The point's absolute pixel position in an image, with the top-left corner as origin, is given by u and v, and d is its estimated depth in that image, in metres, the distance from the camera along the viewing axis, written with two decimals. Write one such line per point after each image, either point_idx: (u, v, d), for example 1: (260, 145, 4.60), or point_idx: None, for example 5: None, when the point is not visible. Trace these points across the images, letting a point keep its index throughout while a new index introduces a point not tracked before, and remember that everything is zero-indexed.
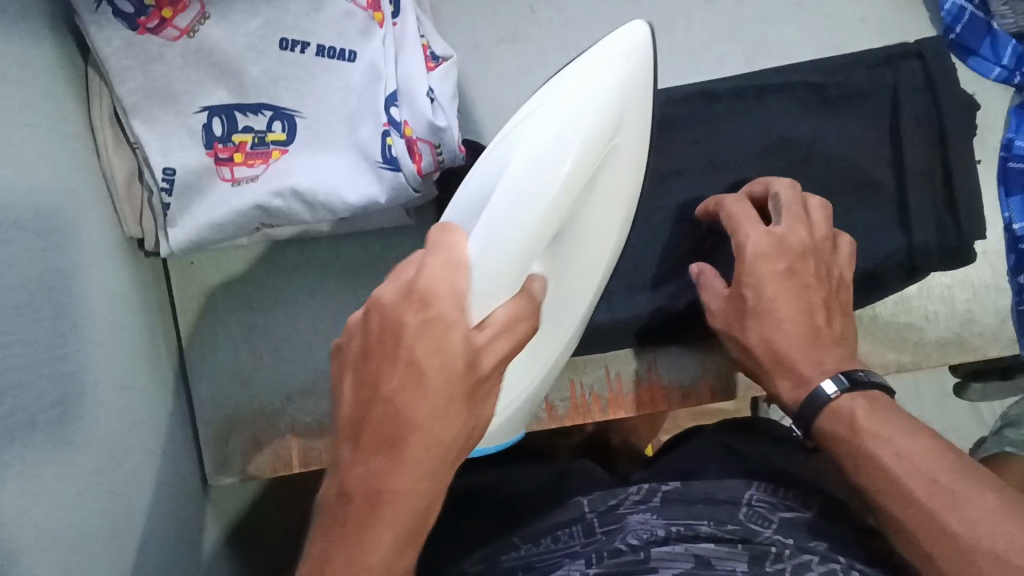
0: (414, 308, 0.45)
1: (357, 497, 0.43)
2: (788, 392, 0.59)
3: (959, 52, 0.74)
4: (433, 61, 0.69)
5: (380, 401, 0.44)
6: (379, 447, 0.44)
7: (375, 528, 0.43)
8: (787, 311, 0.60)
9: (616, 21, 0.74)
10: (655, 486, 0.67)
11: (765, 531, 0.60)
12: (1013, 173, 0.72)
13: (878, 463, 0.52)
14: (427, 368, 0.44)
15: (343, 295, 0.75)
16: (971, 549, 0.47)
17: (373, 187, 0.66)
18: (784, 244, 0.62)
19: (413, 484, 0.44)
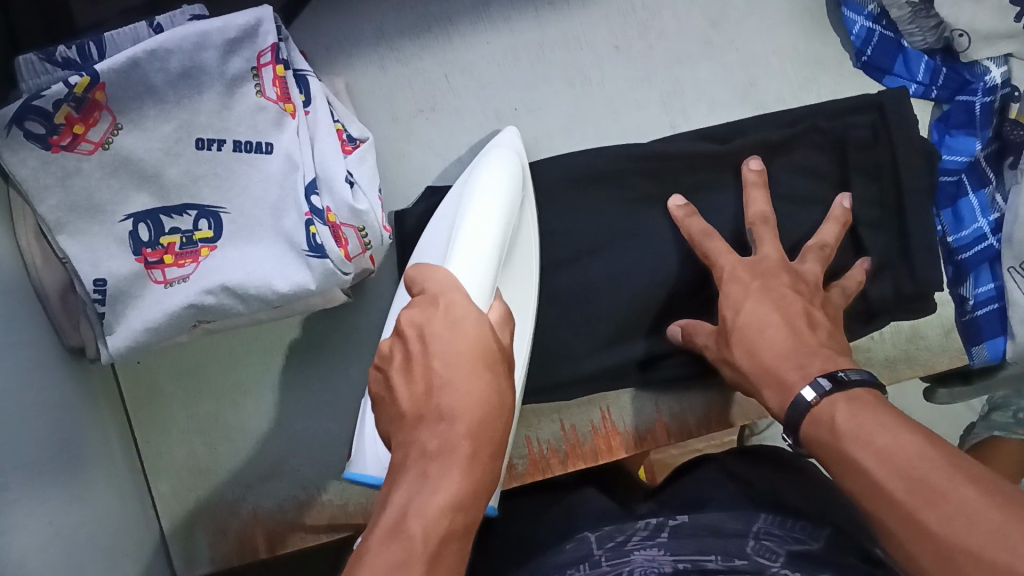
0: (449, 346, 0.46)
1: (387, 525, 0.41)
2: (773, 404, 0.57)
3: (874, 73, 0.75)
4: (350, 143, 0.69)
5: (416, 443, 0.44)
6: (416, 478, 0.42)
7: (410, 540, 0.40)
8: (768, 320, 0.60)
9: (532, 77, 0.74)
10: (665, 520, 0.66)
11: (776, 564, 0.57)
12: (942, 187, 0.72)
13: (859, 466, 0.48)
14: (455, 397, 0.44)
15: (295, 378, 0.76)
16: (952, 550, 0.42)
17: (302, 275, 0.65)
18: (762, 261, 0.64)
19: (448, 502, 0.41)
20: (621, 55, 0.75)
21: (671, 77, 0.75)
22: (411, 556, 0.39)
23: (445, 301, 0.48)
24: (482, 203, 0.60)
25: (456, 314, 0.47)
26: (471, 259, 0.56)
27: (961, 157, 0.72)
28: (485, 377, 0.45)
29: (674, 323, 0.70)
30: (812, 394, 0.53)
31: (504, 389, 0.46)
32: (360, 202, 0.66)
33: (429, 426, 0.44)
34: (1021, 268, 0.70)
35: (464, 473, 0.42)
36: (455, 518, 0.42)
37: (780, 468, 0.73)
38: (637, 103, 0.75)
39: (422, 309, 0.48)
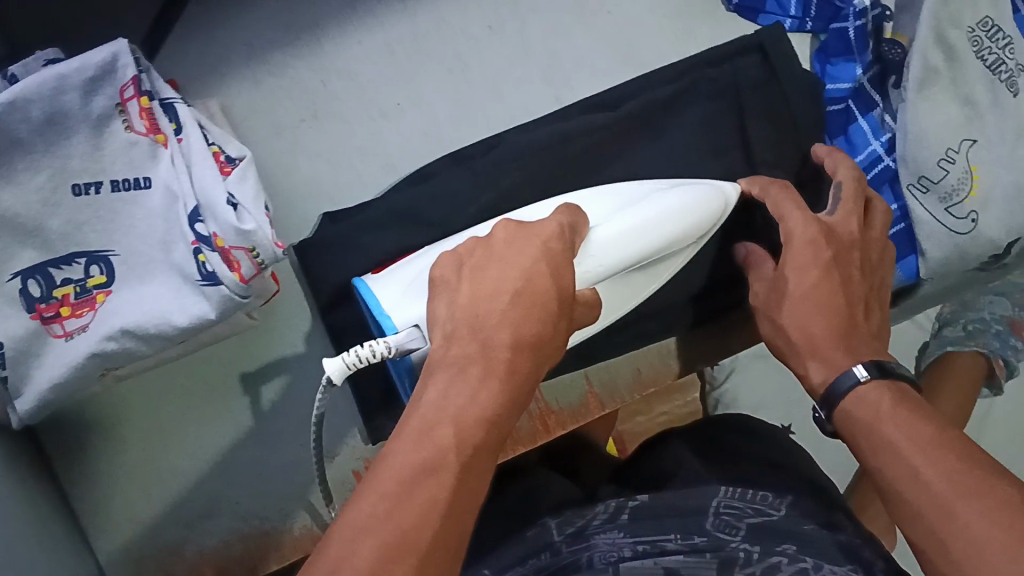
0: (505, 267, 0.49)
1: (418, 426, 0.43)
2: (815, 377, 0.58)
3: (748, 13, 0.75)
4: (229, 164, 0.66)
5: (460, 343, 0.47)
6: (451, 379, 0.45)
7: (437, 446, 0.42)
8: (803, 303, 0.60)
9: (410, 71, 0.73)
10: (626, 500, 0.65)
11: (734, 540, 0.58)
12: (832, 117, 0.72)
13: (895, 453, 0.50)
14: (500, 316, 0.47)
15: (218, 411, 0.74)
16: (936, 518, 0.46)
17: (200, 305, 0.64)
18: (794, 246, 0.60)
19: (483, 414, 0.44)
20: (495, 35, 0.73)
21: (549, 51, 0.74)
22: (445, 460, 0.42)
23: (540, 236, 0.51)
24: (649, 223, 0.58)
25: (534, 247, 0.50)
26: (602, 258, 0.56)
27: (844, 83, 0.72)
28: (539, 315, 0.48)
29: (744, 244, 0.66)
30: (848, 382, 0.56)
31: (558, 328, 0.49)
32: (245, 223, 0.63)
33: (477, 331, 0.47)
34: (919, 183, 0.71)
35: (500, 385, 0.45)
36: (487, 431, 0.44)
37: (743, 438, 0.76)
38: (519, 82, 0.74)
39: (514, 230, 0.51)
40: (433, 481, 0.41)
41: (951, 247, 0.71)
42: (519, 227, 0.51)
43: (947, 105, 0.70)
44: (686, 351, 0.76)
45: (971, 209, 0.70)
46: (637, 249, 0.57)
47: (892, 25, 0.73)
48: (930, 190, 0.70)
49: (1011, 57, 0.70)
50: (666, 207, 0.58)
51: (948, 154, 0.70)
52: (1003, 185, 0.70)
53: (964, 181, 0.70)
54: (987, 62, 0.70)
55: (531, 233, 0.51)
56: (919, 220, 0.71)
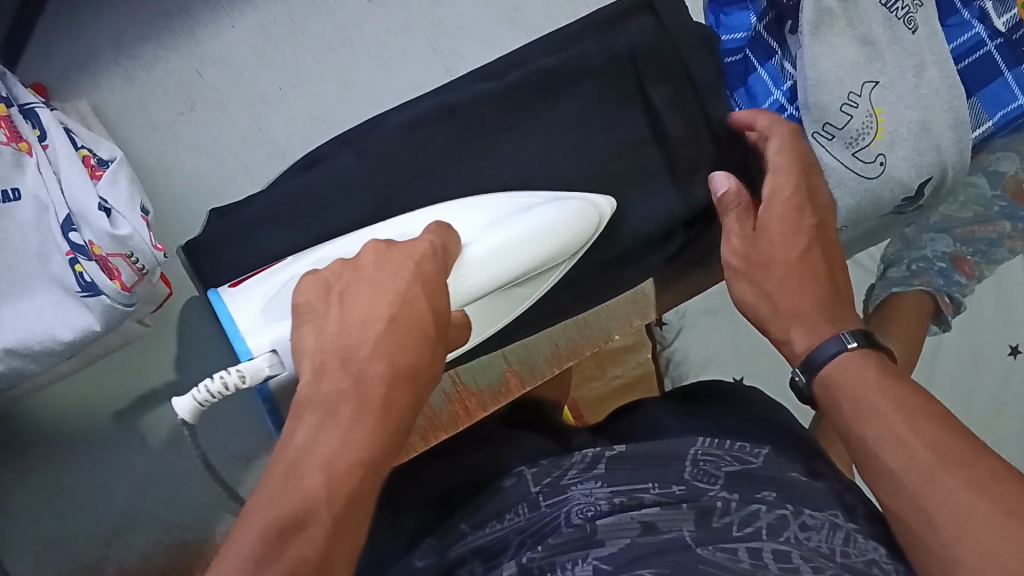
0: (375, 296, 0.46)
1: (283, 472, 0.40)
2: (798, 341, 0.54)
3: None
4: (100, 167, 0.63)
5: (332, 382, 0.43)
6: (316, 420, 0.42)
7: (302, 496, 0.39)
8: (790, 265, 0.55)
9: (289, 53, 0.70)
10: (601, 452, 0.56)
11: (712, 489, 0.48)
12: (731, 68, 0.72)
13: (884, 420, 0.46)
14: (370, 339, 0.44)
15: (124, 423, 0.72)
16: (919, 487, 0.43)
17: (84, 318, 0.61)
18: (784, 209, 0.56)
19: (356, 458, 0.41)
20: (375, 8, 0.71)
21: (433, 21, 0.71)
22: (314, 510, 0.39)
23: (411, 258, 0.49)
24: (527, 241, 0.57)
25: (405, 271, 0.48)
26: (485, 273, 0.55)
27: (740, 33, 0.72)
28: (415, 350, 0.45)
29: (726, 174, 0.59)
30: (832, 349, 0.51)
31: (434, 359, 0.47)
32: (120, 228, 0.61)
33: (346, 366, 0.44)
34: (824, 130, 0.70)
35: (375, 427, 0.42)
36: (364, 476, 0.41)
37: (718, 403, 0.69)
38: (405, 53, 0.71)
39: (384, 252, 0.49)
40: (299, 539, 0.38)
41: (862, 193, 0.70)
42: (393, 247, 0.49)
43: (846, 46, 0.68)
44: (603, 321, 0.74)
45: (878, 152, 0.68)
46: (510, 268, 0.56)
47: None
48: (836, 136, 0.69)
49: None
50: (544, 224, 0.57)
51: (851, 98, 0.68)
52: (909, 124, 0.68)
53: (870, 125, 0.68)
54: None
55: (394, 251, 0.49)
56: (829, 165, 0.70)
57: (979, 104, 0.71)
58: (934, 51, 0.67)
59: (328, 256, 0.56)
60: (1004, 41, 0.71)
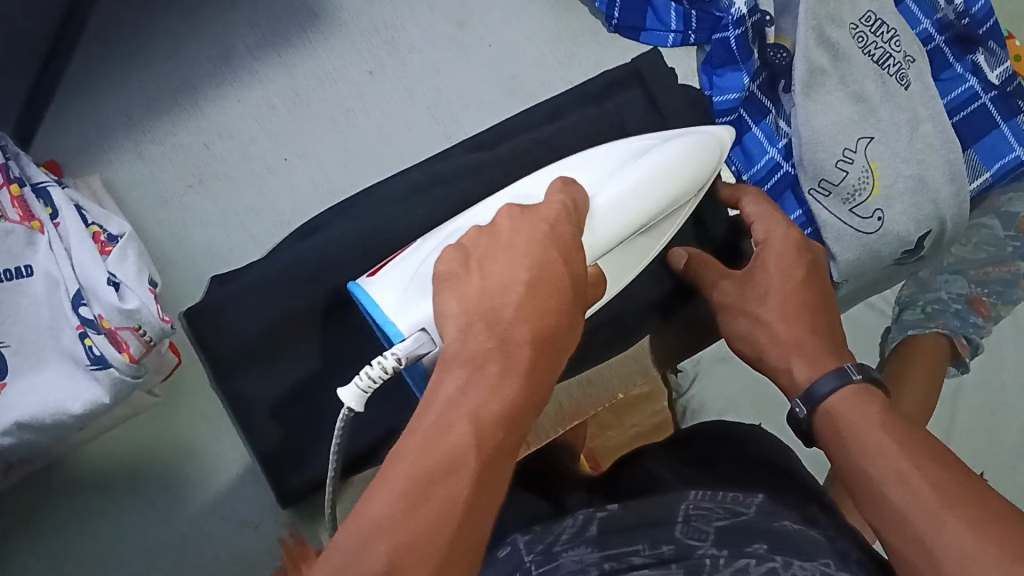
0: (511, 255, 0.43)
1: (436, 420, 0.38)
2: (799, 376, 0.53)
3: (630, 33, 0.75)
4: (110, 242, 0.64)
5: (473, 341, 0.40)
6: (474, 371, 0.39)
7: (451, 447, 0.37)
8: (781, 305, 0.56)
9: (292, 124, 0.72)
10: (593, 512, 0.56)
11: (701, 546, 0.49)
12: (725, 129, 0.71)
13: (887, 460, 0.45)
14: (526, 297, 0.42)
15: (132, 490, 0.71)
16: (923, 524, 0.42)
17: (92, 391, 0.62)
18: (782, 252, 0.57)
19: (502, 411, 0.39)
20: (377, 79, 0.73)
21: (433, 90, 0.73)
22: (459, 462, 0.36)
23: (549, 219, 0.45)
24: (658, 176, 0.53)
25: (540, 228, 0.44)
26: (620, 207, 0.51)
27: (733, 93, 0.72)
28: (564, 296, 0.43)
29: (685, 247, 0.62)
30: (831, 385, 0.51)
31: (579, 308, 0.44)
32: (129, 301, 0.62)
33: (493, 319, 0.41)
34: (821, 186, 0.69)
35: (520, 386, 0.40)
36: (506, 432, 0.39)
37: (721, 447, 0.67)
38: (407, 122, 0.73)
39: (518, 214, 0.45)
40: (450, 482, 0.36)
41: (860, 247, 0.69)
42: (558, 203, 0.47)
43: (841, 104, 0.69)
44: (602, 369, 0.74)
45: (876, 207, 0.69)
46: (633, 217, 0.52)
47: (773, 30, 0.72)
48: (832, 192, 0.69)
49: (898, 49, 0.70)
50: (665, 166, 0.53)
51: (846, 154, 0.68)
52: (904, 179, 0.68)
53: (866, 180, 0.68)
54: (875, 57, 0.70)
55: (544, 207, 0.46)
56: (827, 219, 0.69)
57: (976, 155, 0.71)
58: (928, 105, 0.69)
59: (456, 231, 0.53)
60: (998, 93, 0.71)
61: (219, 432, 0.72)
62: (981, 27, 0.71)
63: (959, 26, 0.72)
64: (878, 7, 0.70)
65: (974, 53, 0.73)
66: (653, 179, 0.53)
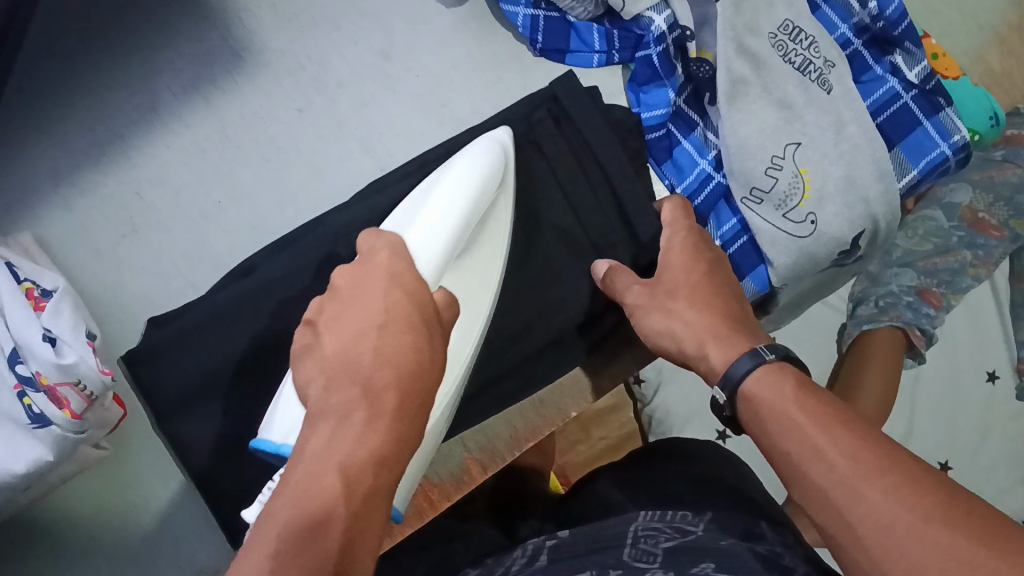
0: (360, 304, 0.43)
1: (301, 479, 0.38)
2: (715, 359, 0.57)
3: (554, 56, 0.76)
4: (44, 298, 0.64)
5: (341, 392, 0.40)
6: (337, 420, 0.39)
7: (322, 497, 0.36)
8: (694, 301, 0.61)
9: (224, 168, 0.72)
10: (542, 542, 0.64)
11: (649, 567, 0.54)
12: (655, 144, 0.72)
13: (804, 434, 0.46)
14: (380, 349, 0.41)
15: (88, 549, 0.70)
16: (841, 496, 0.42)
17: (35, 450, 0.62)
18: (685, 257, 0.64)
19: (373, 455, 0.38)
20: (306, 116, 0.73)
21: (363, 123, 0.74)
22: (331, 514, 0.36)
23: (382, 265, 0.45)
24: (451, 202, 0.57)
25: (380, 277, 0.44)
26: (425, 230, 0.55)
27: (660, 109, 0.72)
28: (415, 335, 0.42)
29: (600, 261, 0.69)
30: (745, 366, 0.54)
31: (437, 347, 0.43)
32: (65, 356, 0.61)
33: (353, 374, 0.41)
34: (752, 194, 0.70)
35: (389, 428, 0.39)
36: (378, 475, 0.39)
37: (670, 463, 0.74)
38: (340, 157, 0.73)
39: (353, 269, 0.45)
40: (322, 536, 0.36)
41: (797, 251, 0.70)
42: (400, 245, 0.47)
43: (764, 112, 0.70)
44: (556, 399, 0.75)
45: (808, 211, 0.69)
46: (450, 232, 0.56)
47: (695, 43, 0.72)
48: (764, 200, 0.70)
49: (817, 55, 0.71)
50: (466, 180, 0.58)
51: (775, 162, 0.69)
52: (834, 180, 0.69)
53: (796, 185, 0.69)
54: (796, 64, 0.71)
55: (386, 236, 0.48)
56: (758, 231, 0.70)
57: (902, 154, 0.72)
58: (851, 108, 0.70)
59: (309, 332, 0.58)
60: (919, 91, 0.73)
61: (167, 479, 0.71)
62: (896, 28, 0.73)
63: (874, 29, 0.74)
64: (794, 15, 0.71)
65: (892, 54, 0.75)
66: (445, 203, 0.57)
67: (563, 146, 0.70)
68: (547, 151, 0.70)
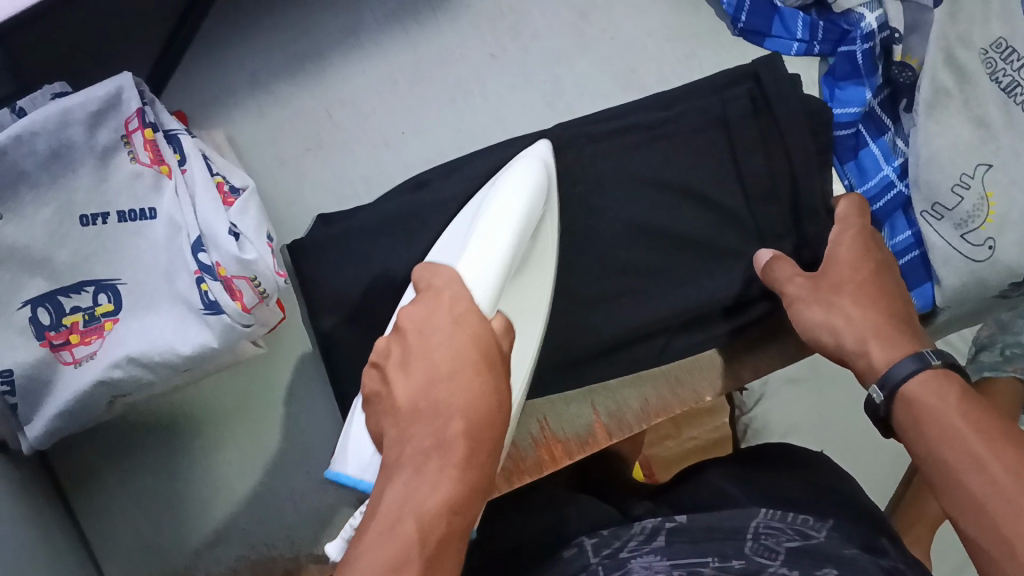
0: (441, 346, 0.46)
1: (385, 519, 0.41)
2: (878, 361, 0.57)
3: (754, 38, 0.76)
4: (232, 194, 0.68)
5: (411, 438, 0.44)
6: (413, 469, 0.42)
7: (402, 540, 0.40)
8: (861, 299, 0.61)
9: (411, 100, 0.74)
10: (662, 522, 0.63)
11: (774, 562, 0.54)
12: (842, 142, 0.73)
13: (969, 445, 0.48)
14: (452, 395, 0.44)
15: (224, 436, 0.75)
16: (1004, 515, 0.45)
17: (202, 335, 0.65)
18: (855, 250, 0.64)
19: (446, 502, 0.42)
20: (498, 62, 0.75)
21: (550, 77, 0.75)
22: (410, 554, 0.40)
23: (447, 310, 0.49)
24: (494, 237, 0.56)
25: (448, 322, 0.48)
26: (478, 267, 0.54)
27: (854, 107, 0.73)
28: (483, 377, 0.46)
29: (766, 251, 0.69)
30: (909, 368, 0.54)
31: (502, 392, 0.47)
32: (247, 253, 0.65)
33: (429, 423, 0.44)
34: (933, 209, 0.69)
35: (461, 474, 0.43)
36: (451, 520, 0.42)
37: (786, 470, 0.73)
38: (522, 107, 0.75)
39: (421, 314, 0.49)
40: (404, 574, 0.39)
41: (967, 275, 0.67)
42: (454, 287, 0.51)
43: (961, 128, 0.68)
44: (695, 380, 0.75)
45: (988, 235, 0.67)
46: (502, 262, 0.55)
47: (901, 47, 0.72)
48: (944, 216, 0.68)
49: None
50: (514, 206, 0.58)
51: (963, 179, 0.67)
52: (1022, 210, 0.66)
53: (981, 207, 0.67)
54: (1003, 84, 0.67)
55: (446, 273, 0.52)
56: (931, 246, 0.68)
57: None
58: None
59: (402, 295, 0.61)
60: None
61: (313, 389, 0.77)
62: None
63: None
64: (1010, 33, 0.68)
65: None
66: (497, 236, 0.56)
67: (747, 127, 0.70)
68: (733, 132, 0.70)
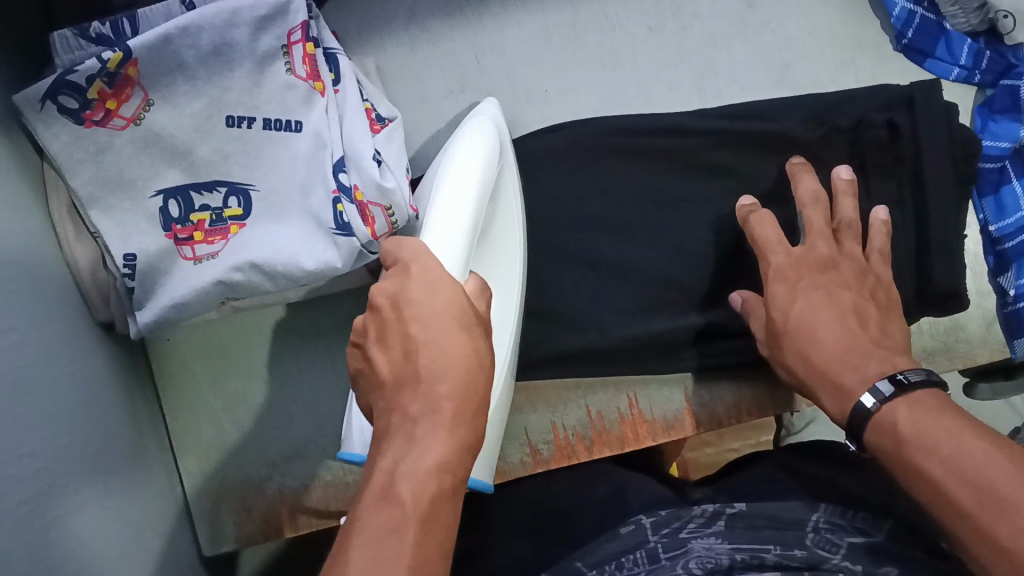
0: (426, 311, 0.45)
1: (376, 491, 0.41)
2: (832, 407, 0.59)
3: (915, 56, 0.78)
4: (379, 122, 0.70)
5: (398, 407, 0.44)
6: (403, 441, 0.42)
7: (398, 508, 0.40)
8: (814, 325, 0.61)
9: (560, 60, 0.78)
10: (720, 507, 0.63)
11: (833, 558, 0.56)
12: (985, 175, 0.73)
13: (926, 472, 0.50)
14: (434, 357, 0.44)
15: (320, 357, 0.76)
16: (984, 522, 0.46)
17: (328, 253, 0.64)
18: (809, 254, 0.65)
19: (437, 464, 0.41)
20: (655, 35, 0.78)
21: (702, 59, 0.78)
22: (405, 523, 0.40)
23: (421, 270, 0.47)
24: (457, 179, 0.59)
25: (431, 282, 0.47)
26: (451, 217, 0.56)
27: (1005, 142, 0.72)
28: (462, 338, 0.45)
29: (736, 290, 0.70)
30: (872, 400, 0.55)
31: (484, 347, 0.46)
32: (387, 181, 0.65)
33: (413, 390, 0.44)
34: None
35: (447, 436, 0.42)
36: (444, 479, 0.42)
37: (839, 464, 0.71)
38: (670, 85, 0.78)
39: (396, 281, 0.47)
40: (402, 536, 0.39)
41: None
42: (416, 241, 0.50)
43: None
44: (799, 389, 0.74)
45: None
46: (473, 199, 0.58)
47: None
48: None
49: None
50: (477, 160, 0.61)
51: None
52: None
53: None
54: None
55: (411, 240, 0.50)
56: None
57: None
58: None
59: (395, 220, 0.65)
60: None
61: None
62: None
63: None
64: None
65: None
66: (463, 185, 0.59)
67: (884, 146, 0.71)
68: (863, 139, 0.71)
